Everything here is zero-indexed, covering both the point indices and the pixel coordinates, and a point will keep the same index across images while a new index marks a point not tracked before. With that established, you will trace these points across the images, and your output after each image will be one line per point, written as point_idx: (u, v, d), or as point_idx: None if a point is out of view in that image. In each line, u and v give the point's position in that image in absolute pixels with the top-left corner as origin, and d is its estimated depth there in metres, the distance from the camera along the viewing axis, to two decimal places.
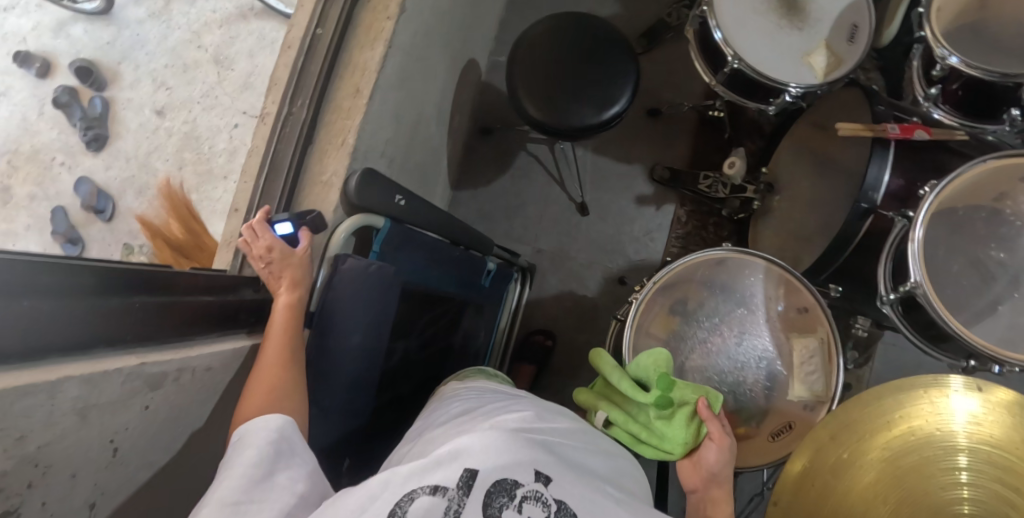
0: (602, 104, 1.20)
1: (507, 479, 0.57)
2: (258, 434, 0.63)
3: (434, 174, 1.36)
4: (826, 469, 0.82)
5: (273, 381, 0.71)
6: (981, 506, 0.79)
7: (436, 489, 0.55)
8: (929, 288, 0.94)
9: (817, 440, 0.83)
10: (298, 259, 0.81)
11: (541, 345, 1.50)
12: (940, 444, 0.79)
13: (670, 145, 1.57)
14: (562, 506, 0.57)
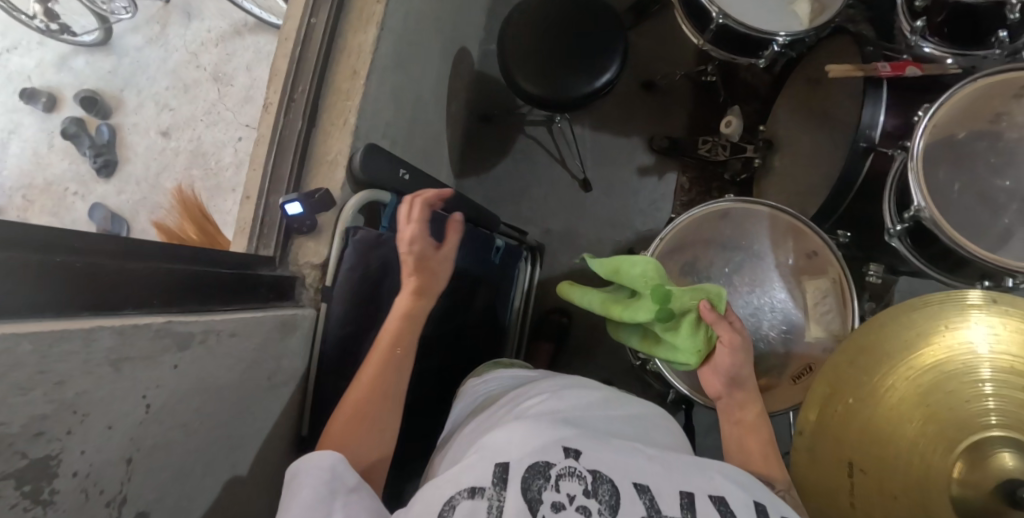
0: (595, 72, 1.21)
1: (539, 463, 0.63)
2: (312, 474, 0.63)
3: (437, 161, 1.38)
4: (848, 391, 0.82)
5: (369, 390, 0.75)
6: (1012, 420, 0.77)
7: (474, 492, 0.61)
8: (934, 211, 0.95)
9: (835, 368, 0.84)
10: (434, 259, 0.83)
11: (556, 322, 1.51)
12: (963, 359, 0.78)
13: (667, 115, 1.59)
14: (598, 474, 0.63)
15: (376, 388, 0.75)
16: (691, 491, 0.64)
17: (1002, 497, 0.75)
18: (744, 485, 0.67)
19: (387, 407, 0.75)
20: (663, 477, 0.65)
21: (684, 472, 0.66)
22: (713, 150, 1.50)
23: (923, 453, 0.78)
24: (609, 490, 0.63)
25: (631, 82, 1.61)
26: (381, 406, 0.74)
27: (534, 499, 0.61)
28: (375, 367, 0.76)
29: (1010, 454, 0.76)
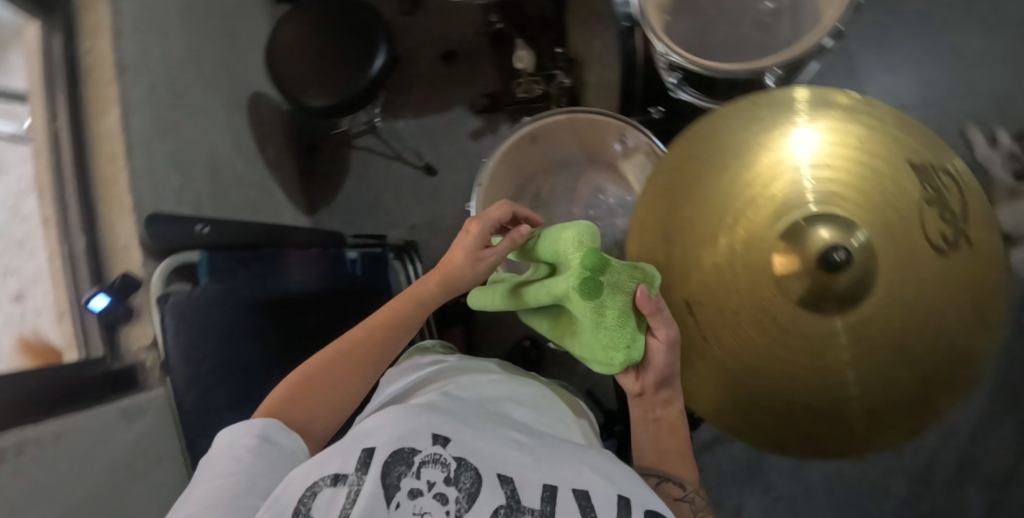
0: (365, 61, 1.24)
1: (403, 450, 0.67)
2: (242, 432, 0.70)
3: (273, 207, 1.38)
4: (671, 208, 0.81)
5: (353, 349, 0.82)
6: (823, 196, 0.71)
7: (336, 479, 0.64)
8: (677, 49, 0.99)
9: (659, 183, 0.83)
10: (467, 258, 0.88)
11: (457, 305, 1.52)
12: (760, 142, 0.74)
13: (477, 75, 1.62)
14: (462, 461, 0.68)
15: (354, 351, 0.82)
16: (555, 486, 0.68)
17: (824, 276, 0.70)
18: (610, 478, 0.71)
19: (343, 387, 0.80)
20: (530, 469, 0.69)
21: (553, 463, 0.71)
22: (529, 89, 1.47)
23: (740, 247, 0.76)
24: (471, 477, 0.68)
25: (434, 61, 1.64)
26: (352, 372, 0.81)
27: (393, 484, 0.65)
28: (356, 352, 0.82)
29: (830, 236, 0.70)
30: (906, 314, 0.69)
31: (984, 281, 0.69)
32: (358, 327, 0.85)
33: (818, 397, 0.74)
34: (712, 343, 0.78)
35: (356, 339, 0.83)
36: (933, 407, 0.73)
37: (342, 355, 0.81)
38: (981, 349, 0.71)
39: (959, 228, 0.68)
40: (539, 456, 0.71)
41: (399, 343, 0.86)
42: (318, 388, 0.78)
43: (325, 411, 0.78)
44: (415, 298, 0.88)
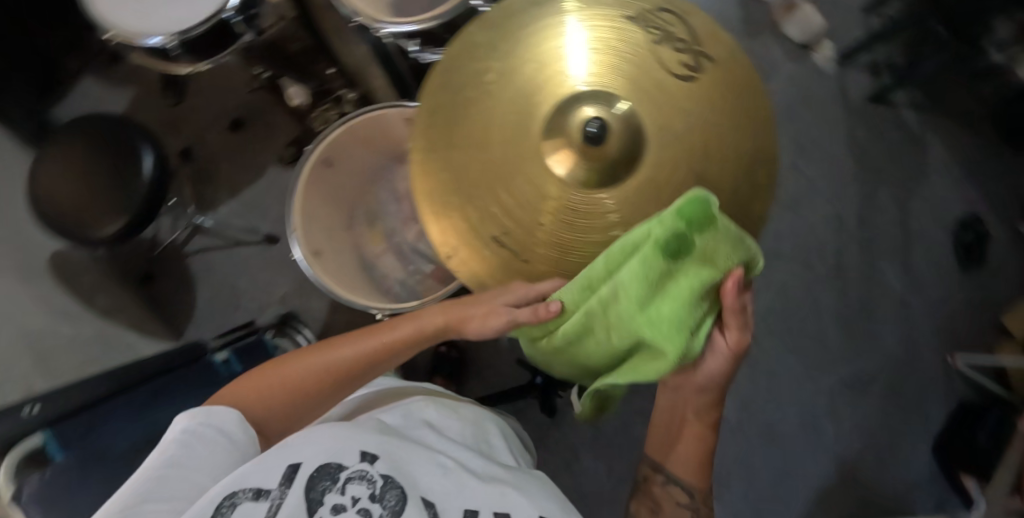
0: (133, 168, 1.19)
1: (331, 466, 0.71)
2: (193, 420, 0.72)
3: (128, 350, 1.31)
4: (454, 137, 0.89)
5: (323, 374, 0.84)
6: (578, 81, 0.84)
7: (257, 493, 0.67)
8: (385, 19, 1.07)
9: (424, 133, 0.91)
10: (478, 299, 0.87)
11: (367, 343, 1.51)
12: (510, 62, 0.86)
13: (273, 129, 1.59)
14: (388, 480, 0.71)
15: (329, 370, 0.84)
16: (476, 510, 0.73)
17: (592, 149, 0.81)
18: (532, 500, 0.78)
19: (305, 394, 0.82)
20: (454, 496, 0.74)
21: (470, 484, 0.76)
22: (325, 118, 1.53)
23: (520, 157, 0.86)
24: (397, 496, 0.71)
25: (225, 135, 1.58)
26: (317, 392, 0.83)
27: (316, 501, 0.69)
28: (341, 366, 0.84)
29: (592, 108, 0.83)
30: (678, 147, 0.82)
31: (737, 88, 0.84)
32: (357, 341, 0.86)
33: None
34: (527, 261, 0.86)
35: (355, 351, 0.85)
36: (745, 217, 0.84)
37: (328, 360, 0.84)
38: (765, 148, 0.85)
39: (695, 57, 0.83)
40: (463, 482, 0.76)
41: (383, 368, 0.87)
42: (288, 387, 0.82)
43: (278, 412, 0.80)
44: (416, 330, 0.88)
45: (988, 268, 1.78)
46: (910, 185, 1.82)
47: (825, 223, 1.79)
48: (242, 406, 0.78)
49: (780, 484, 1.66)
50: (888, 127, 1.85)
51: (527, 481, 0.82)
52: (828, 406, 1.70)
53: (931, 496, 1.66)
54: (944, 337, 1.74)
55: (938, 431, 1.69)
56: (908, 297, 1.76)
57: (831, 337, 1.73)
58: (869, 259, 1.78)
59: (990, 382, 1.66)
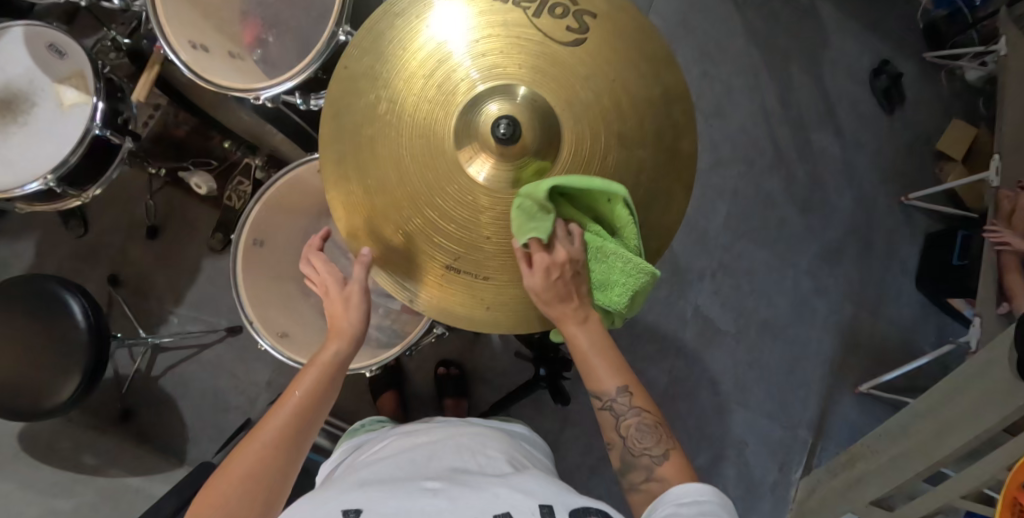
0: (67, 321, 1.12)
1: None
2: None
3: (134, 494, 1.25)
4: (368, 175, 0.84)
5: (261, 449, 0.75)
6: (473, 82, 0.82)
7: None
8: (260, 86, 1.00)
9: (336, 186, 0.86)
10: (348, 302, 0.87)
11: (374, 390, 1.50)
12: (398, 86, 0.83)
13: (192, 222, 1.51)
14: None
15: (268, 440, 0.76)
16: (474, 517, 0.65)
17: (510, 147, 0.81)
18: (530, 493, 0.70)
19: (262, 475, 0.73)
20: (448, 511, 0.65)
21: (470, 495, 0.67)
22: (240, 193, 1.47)
23: (442, 178, 0.83)
24: None
25: (148, 247, 1.50)
26: (273, 468, 0.74)
27: None
28: (274, 431, 0.77)
29: (497, 106, 0.82)
30: (591, 115, 0.81)
31: (629, 34, 0.82)
32: (277, 402, 0.80)
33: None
34: (487, 278, 0.85)
35: (281, 407, 0.79)
36: (677, 157, 0.84)
37: (262, 438, 0.76)
38: (674, 82, 0.84)
39: (578, 16, 0.81)
40: (454, 497, 0.67)
41: (317, 411, 0.81)
42: (241, 480, 0.72)
43: (245, 508, 0.71)
44: (321, 358, 0.85)
45: (906, 107, 1.86)
46: (815, 55, 1.87)
47: (752, 115, 1.82)
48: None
49: (797, 371, 1.71)
50: (777, 9, 1.89)
51: (523, 479, 0.73)
52: (814, 284, 1.76)
53: (929, 330, 1.75)
54: (891, 183, 1.82)
55: (914, 268, 1.78)
56: (848, 158, 1.83)
57: (795, 220, 1.78)
58: (801, 136, 1.83)
59: (944, 209, 1.75)
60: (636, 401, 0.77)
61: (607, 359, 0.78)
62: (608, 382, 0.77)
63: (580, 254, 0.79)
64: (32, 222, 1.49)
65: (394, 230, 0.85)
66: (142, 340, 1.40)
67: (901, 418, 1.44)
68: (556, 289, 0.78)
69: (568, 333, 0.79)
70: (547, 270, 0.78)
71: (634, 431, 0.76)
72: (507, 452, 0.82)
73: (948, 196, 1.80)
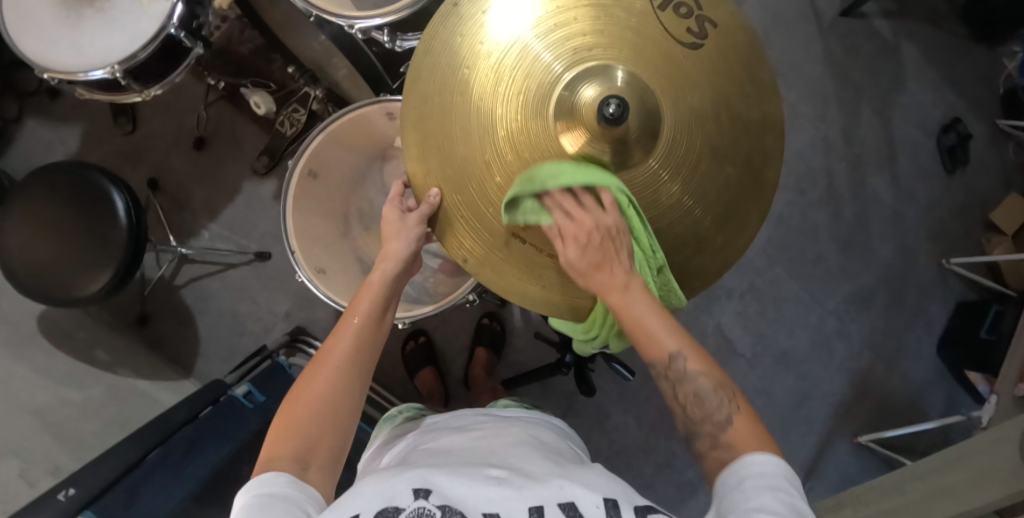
0: (108, 215, 1.11)
1: (389, 508, 0.62)
2: (248, 485, 0.65)
3: (142, 398, 1.26)
4: (454, 128, 0.79)
5: (329, 372, 0.75)
6: (581, 58, 0.77)
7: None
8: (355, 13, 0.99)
9: (416, 125, 0.80)
10: (398, 225, 0.85)
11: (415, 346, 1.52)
12: (503, 42, 0.78)
13: (241, 141, 1.49)
14: (446, 510, 0.61)
15: (337, 362, 0.76)
16: (541, 506, 0.62)
17: (611, 130, 0.75)
18: (593, 485, 0.67)
19: (336, 403, 0.73)
20: (516, 498, 0.63)
21: (534, 483, 0.65)
22: (294, 121, 1.43)
23: (527, 144, 0.78)
24: None
25: (192, 157, 1.49)
26: (341, 399, 0.74)
27: None
28: (338, 354, 0.76)
29: (599, 89, 0.76)
30: (691, 122, 0.77)
31: (744, 52, 0.79)
32: (337, 327, 0.79)
33: (670, 234, 0.80)
34: (549, 255, 0.81)
35: (339, 334, 0.78)
36: (760, 184, 0.81)
37: (327, 364, 0.75)
38: (773, 110, 0.80)
39: (700, 21, 0.77)
40: (522, 484, 0.65)
41: (378, 335, 0.80)
42: (313, 404, 0.72)
43: (317, 430, 0.71)
44: (373, 282, 0.83)
45: (968, 168, 1.83)
46: (889, 96, 1.84)
47: (813, 147, 1.80)
48: (278, 455, 0.68)
49: (802, 408, 1.72)
50: (861, 41, 1.85)
51: (588, 473, 0.70)
52: (837, 326, 1.75)
53: (940, 395, 1.74)
54: (935, 242, 1.80)
55: (940, 332, 1.76)
56: (898, 208, 1.80)
57: (832, 259, 1.77)
58: (857, 176, 1.80)
59: (984, 279, 1.73)
60: (693, 364, 0.71)
61: (661, 320, 0.73)
62: (664, 344, 0.72)
63: (615, 223, 0.75)
64: (82, 111, 1.48)
65: (466, 189, 0.80)
66: (171, 249, 1.39)
67: (896, 474, 1.44)
68: (590, 257, 0.74)
69: (614, 305, 0.74)
70: (575, 241, 0.75)
71: (693, 397, 0.71)
72: (557, 448, 0.82)
73: (990, 266, 1.78)
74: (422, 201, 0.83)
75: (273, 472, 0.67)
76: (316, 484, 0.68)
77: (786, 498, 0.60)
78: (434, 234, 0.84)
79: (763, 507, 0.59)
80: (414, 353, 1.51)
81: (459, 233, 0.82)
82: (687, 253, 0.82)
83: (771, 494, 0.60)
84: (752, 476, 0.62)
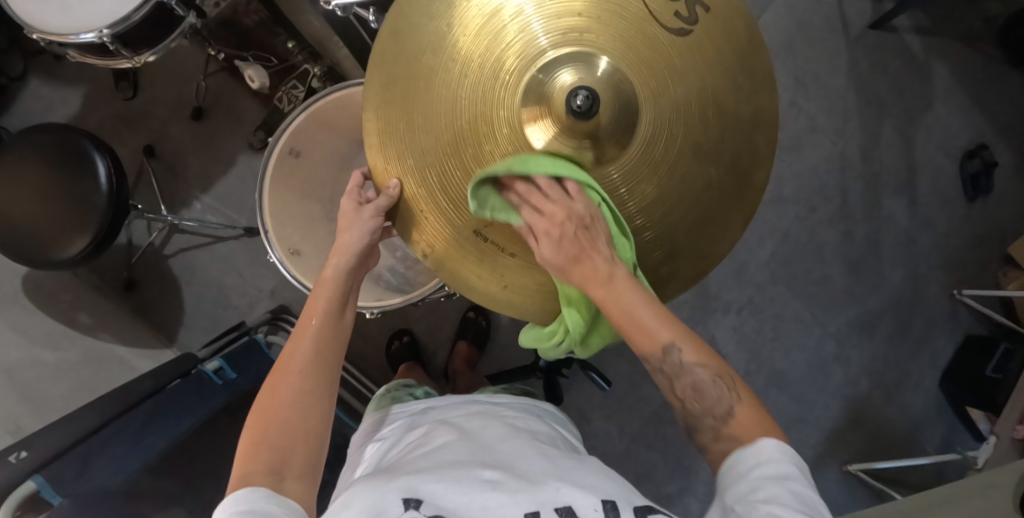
0: (91, 180, 1.10)
1: None
2: (226, 502, 0.60)
3: (118, 365, 1.26)
4: (420, 110, 0.75)
5: (296, 377, 0.71)
6: (559, 40, 0.73)
7: None
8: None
9: (380, 110, 0.77)
10: (353, 217, 0.82)
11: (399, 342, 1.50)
12: (476, 15, 0.73)
13: (238, 113, 1.48)
14: None
15: (299, 366, 0.72)
16: (537, 511, 0.60)
17: (581, 124, 0.72)
18: (591, 487, 0.64)
19: (307, 410, 0.70)
20: (510, 504, 0.60)
21: (528, 486, 0.62)
22: (292, 97, 1.40)
23: (495, 134, 0.74)
24: None
25: (191, 127, 1.48)
26: (312, 405, 0.70)
27: None
28: (301, 358, 0.73)
29: (575, 74, 0.72)
30: (675, 119, 0.73)
31: (739, 42, 0.74)
32: (296, 329, 0.76)
33: (628, 246, 0.77)
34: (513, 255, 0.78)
35: (300, 337, 0.75)
36: (745, 189, 0.78)
37: (291, 369, 0.72)
38: (764, 106, 0.76)
39: (691, 5, 0.72)
40: (517, 488, 0.62)
41: (338, 330, 0.78)
42: (282, 412, 0.69)
43: (290, 438, 0.67)
44: (327, 278, 0.81)
45: (990, 197, 1.75)
46: (913, 116, 1.76)
47: (827, 164, 1.73)
48: (251, 471, 0.64)
49: (792, 431, 1.67)
50: (889, 56, 1.77)
51: (582, 471, 0.67)
52: (837, 350, 1.69)
53: (938, 431, 1.67)
54: (948, 272, 1.72)
55: (944, 366, 1.69)
56: (912, 233, 1.73)
57: (838, 280, 1.71)
58: (872, 197, 1.73)
59: (995, 315, 1.66)
60: (689, 355, 0.67)
61: (652, 312, 0.68)
62: (657, 336, 0.67)
63: (583, 210, 0.71)
64: (85, 73, 1.48)
65: (428, 180, 0.77)
66: (161, 217, 1.39)
67: (881, 508, 1.39)
68: (567, 251, 0.70)
69: (601, 297, 0.69)
70: (547, 236, 0.71)
71: (691, 391, 0.67)
72: (551, 436, 0.80)
73: (1004, 301, 1.70)
74: (381, 192, 0.80)
75: (246, 486, 0.62)
76: (295, 494, 0.64)
77: (792, 486, 0.57)
78: (393, 225, 0.82)
79: (772, 498, 0.55)
80: (400, 348, 1.48)
81: (423, 228, 0.79)
82: (659, 259, 0.78)
83: (778, 484, 0.57)
84: (761, 465, 0.59)
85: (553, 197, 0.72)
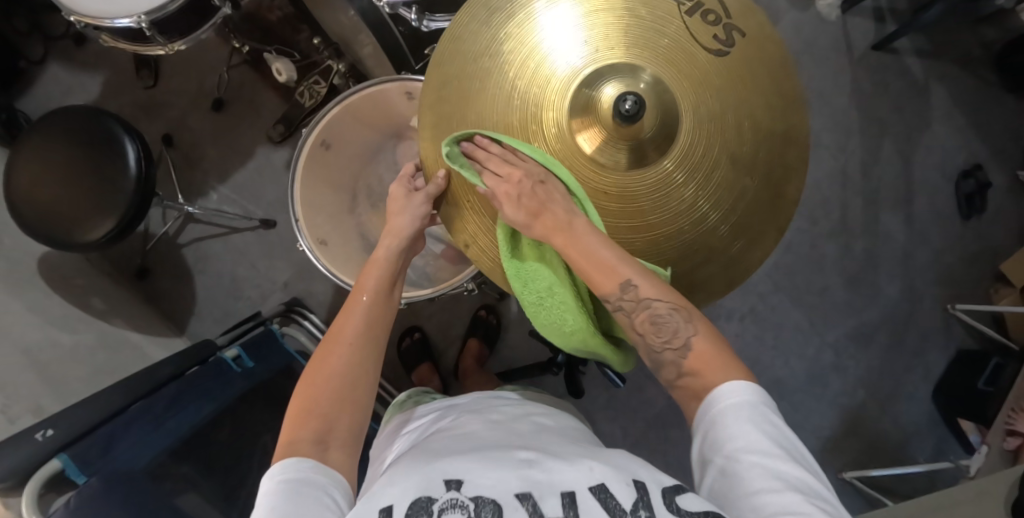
0: (119, 163, 1.11)
1: (422, 499, 0.60)
2: (272, 472, 0.62)
3: (132, 351, 1.26)
4: (472, 113, 0.79)
5: (346, 348, 0.73)
6: (604, 54, 0.77)
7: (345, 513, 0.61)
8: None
9: (432, 109, 0.80)
10: (404, 202, 0.85)
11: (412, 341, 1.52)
12: (525, 30, 0.77)
13: (258, 106, 1.49)
14: (479, 498, 0.58)
15: (349, 338, 0.74)
16: (572, 491, 0.59)
17: (627, 128, 0.76)
18: (623, 469, 0.63)
19: (354, 382, 0.71)
20: (547, 484, 0.60)
21: (563, 468, 0.62)
22: (314, 93, 1.42)
23: (543, 130, 0.79)
24: (491, 512, 0.57)
25: (210, 118, 1.49)
26: (359, 377, 0.72)
27: None
28: (351, 330, 0.75)
29: (619, 86, 0.76)
30: (712, 130, 0.76)
31: (770, 62, 0.76)
32: (346, 303, 0.79)
33: (669, 246, 0.80)
34: None
35: (350, 311, 0.77)
36: (779, 200, 0.79)
37: (342, 339, 0.74)
38: (797, 124, 0.78)
39: (728, 28, 0.75)
40: (551, 470, 0.62)
41: (386, 311, 0.80)
42: (331, 382, 0.70)
43: (338, 407, 0.69)
44: (377, 258, 0.84)
45: (983, 216, 1.81)
46: (912, 136, 1.82)
47: (829, 179, 1.78)
48: (298, 438, 0.65)
49: None
50: (890, 77, 1.83)
51: (616, 455, 0.67)
52: (834, 360, 1.74)
53: (930, 441, 1.71)
54: (942, 287, 1.78)
55: (937, 378, 1.74)
56: (909, 248, 1.79)
57: (837, 292, 1.75)
58: (871, 211, 1.79)
59: (987, 329, 1.71)
60: (647, 290, 0.68)
61: (613, 254, 0.71)
62: (618, 273, 0.69)
63: (534, 169, 0.76)
64: (106, 60, 1.49)
65: None
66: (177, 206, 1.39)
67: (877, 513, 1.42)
68: (527, 205, 0.74)
69: (562, 244, 0.72)
70: (508, 197, 0.75)
71: (650, 324, 0.68)
72: (576, 430, 0.80)
73: (995, 317, 1.75)
74: (430, 180, 0.84)
75: (293, 454, 0.64)
76: (339, 464, 0.65)
77: (768, 427, 0.59)
78: (440, 215, 0.85)
79: (753, 445, 0.58)
80: (414, 348, 1.50)
81: (466, 222, 0.83)
82: (698, 260, 0.80)
83: (754, 427, 0.59)
84: (730, 407, 0.61)
85: (504, 163, 0.76)
